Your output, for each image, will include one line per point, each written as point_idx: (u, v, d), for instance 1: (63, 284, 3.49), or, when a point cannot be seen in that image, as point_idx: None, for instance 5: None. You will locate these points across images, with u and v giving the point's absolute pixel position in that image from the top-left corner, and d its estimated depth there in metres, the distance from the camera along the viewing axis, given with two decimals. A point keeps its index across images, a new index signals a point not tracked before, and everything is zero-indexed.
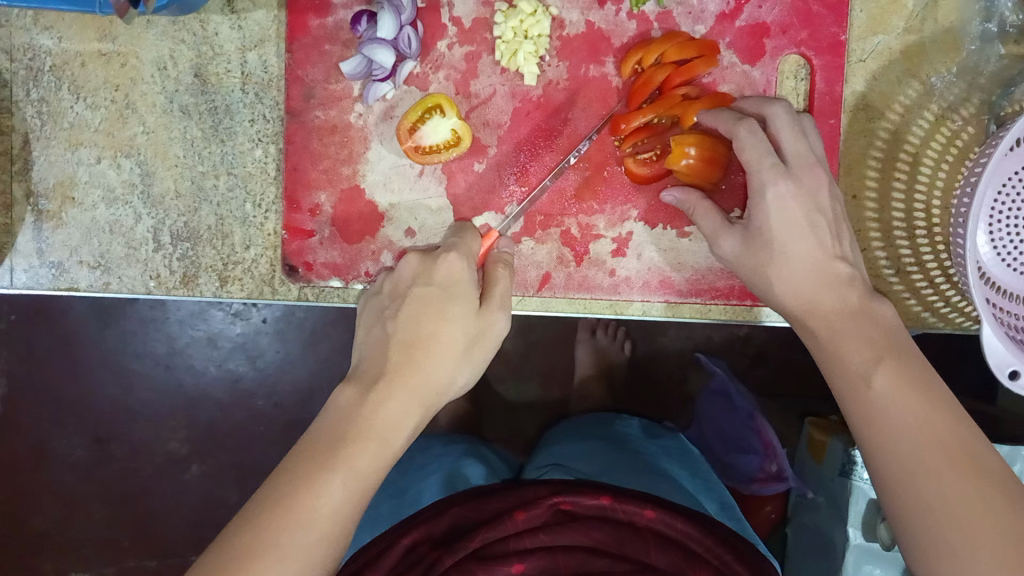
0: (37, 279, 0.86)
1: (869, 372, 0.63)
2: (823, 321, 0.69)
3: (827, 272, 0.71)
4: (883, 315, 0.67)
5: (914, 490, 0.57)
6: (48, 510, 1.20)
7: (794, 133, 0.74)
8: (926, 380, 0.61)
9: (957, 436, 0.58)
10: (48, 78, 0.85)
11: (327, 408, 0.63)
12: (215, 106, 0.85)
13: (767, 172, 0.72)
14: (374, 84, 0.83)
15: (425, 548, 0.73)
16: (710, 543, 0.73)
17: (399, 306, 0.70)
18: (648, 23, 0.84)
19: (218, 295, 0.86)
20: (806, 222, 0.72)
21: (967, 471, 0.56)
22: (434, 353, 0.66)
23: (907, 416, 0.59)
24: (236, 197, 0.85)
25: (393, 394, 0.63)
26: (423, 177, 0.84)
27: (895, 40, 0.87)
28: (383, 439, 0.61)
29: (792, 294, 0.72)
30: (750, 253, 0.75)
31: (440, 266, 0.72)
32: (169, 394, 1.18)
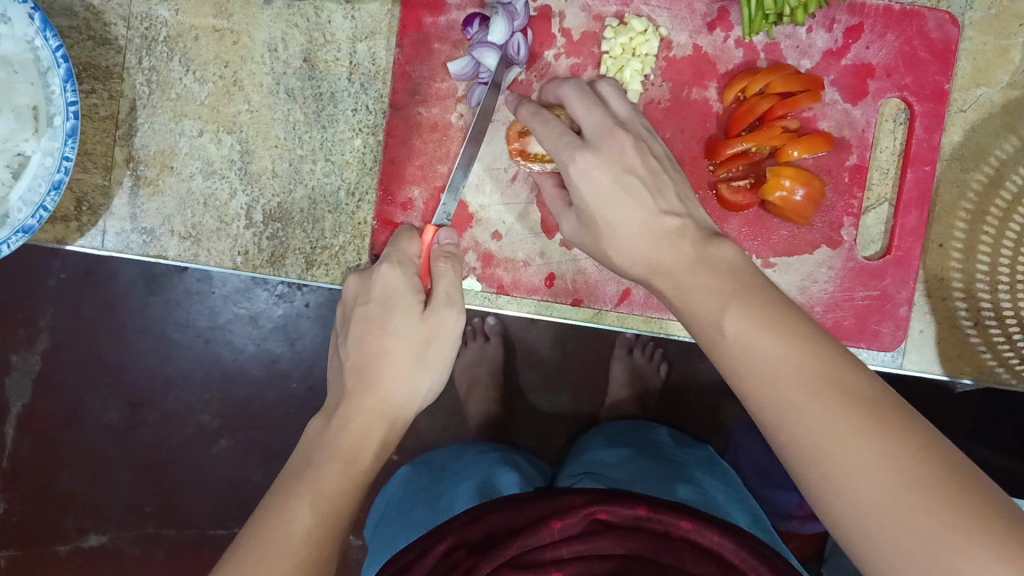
0: (127, 244, 0.88)
1: (720, 321, 0.54)
2: (669, 286, 0.60)
3: (653, 225, 0.62)
4: (722, 257, 0.58)
5: (804, 467, 0.48)
6: (70, 472, 1.16)
7: (588, 105, 0.68)
8: (798, 330, 0.51)
9: (831, 388, 0.48)
10: (162, 49, 0.87)
11: (299, 448, 0.64)
12: (321, 92, 0.87)
13: (564, 146, 0.65)
14: (478, 87, 0.84)
15: (460, 554, 0.68)
16: (752, 558, 0.68)
17: (348, 335, 0.71)
18: (755, 53, 0.84)
19: (302, 278, 0.88)
20: (613, 182, 0.63)
21: (862, 437, 0.46)
22: (382, 366, 0.67)
23: (767, 370, 0.50)
24: (332, 183, 0.87)
25: (353, 415, 0.65)
26: (515, 182, 0.85)
27: (998, 93, 0.87)
28: (348, 457, 0.61)
29: (629, 255, 0.63)
30: (587, 230, 0.67)
31: (376, 280, 0.72)
32: (208, 367, 1.14)
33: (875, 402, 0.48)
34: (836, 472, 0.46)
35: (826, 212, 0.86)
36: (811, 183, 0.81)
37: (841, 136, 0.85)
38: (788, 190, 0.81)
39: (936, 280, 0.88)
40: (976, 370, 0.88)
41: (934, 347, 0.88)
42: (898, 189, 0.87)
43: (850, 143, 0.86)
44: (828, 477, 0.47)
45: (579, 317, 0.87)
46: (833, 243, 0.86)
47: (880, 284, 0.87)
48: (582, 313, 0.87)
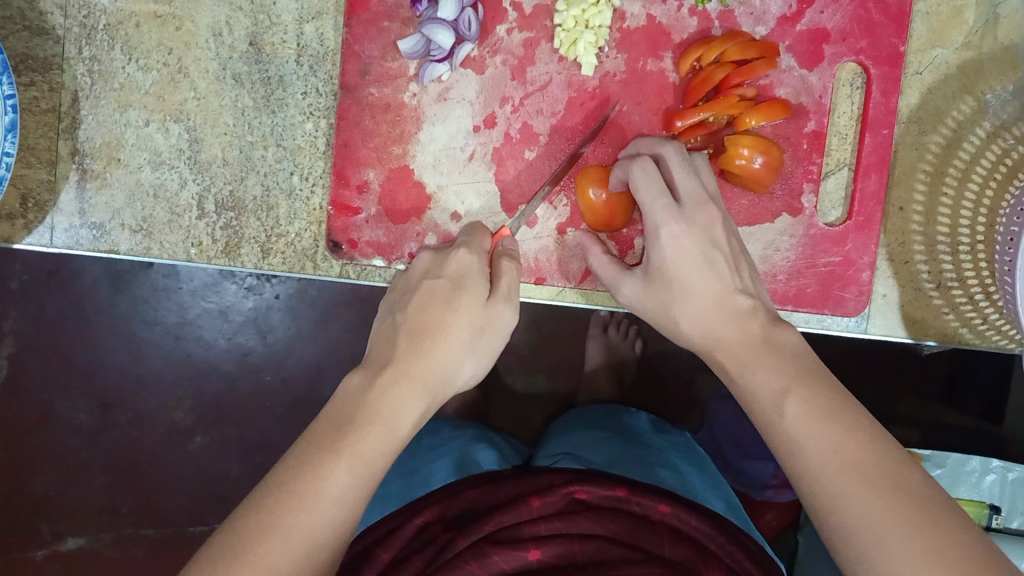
0: (76, 240, 0.85)
1: (780, 401, 0.56)
2: (728, 356, 0.64)
3: (725, 305, 0.66)
4: (787, 340, 0.62)
5: (843, 518, 0.49)
6: (40, 476, 1.14)
7: (685, 174, 0.71)
8: (847, 408, 0.54)
9: (876, 454, 0.51)
10: (102, 37, 0.84)
11: (336, 396, 0.58)
12: (269, 76, 0.84)
13: (660, 212, 0.68)
14: (431, 64, 0.82)
15: (437, 528, 0.74)
16: (723, 540, 0.74)
17: (409, 300, 0.65)
18: (709, 22, 0.83)
19: (259, 267, 0.86)
20: (701, 257, 0.67)
21: (895, 495, 0.48)
22: (446, 344, 0.61)
23: (824, 442, 0.52)
24: (284, 169, 0.85)
25: (397, 382, 0.58)
26: (472, 161, 0.84)
27: (953, 54, 0.86)
28: (386, 426, 0.56)
29: (696, 326, 0.67)
30: (649, 289, 0.71)
31: (451, 260, 0.68)
32: (176, 364, 1.12)
33: (903, 465, 0.50)
34: (878, 533, 0.47)
35: (786, 181, 0.86)
36: (770, 151, 0.81)
37: (799, 103, 0.85)
38: (746, 159, 0.80)
39: (897, 244, 0.88)
40: (940, 333, 0.88)
41: (898, 311, 0.88)
42: (857, 154, 0.86)
43: (807, 109, 0.85)
44: (869, 535, 0.47)
45: (543, 295, 0.86)
46: (794, 211, 0.86)
47: (841, 250, 0.87)
48: (546, 292, 0.86)
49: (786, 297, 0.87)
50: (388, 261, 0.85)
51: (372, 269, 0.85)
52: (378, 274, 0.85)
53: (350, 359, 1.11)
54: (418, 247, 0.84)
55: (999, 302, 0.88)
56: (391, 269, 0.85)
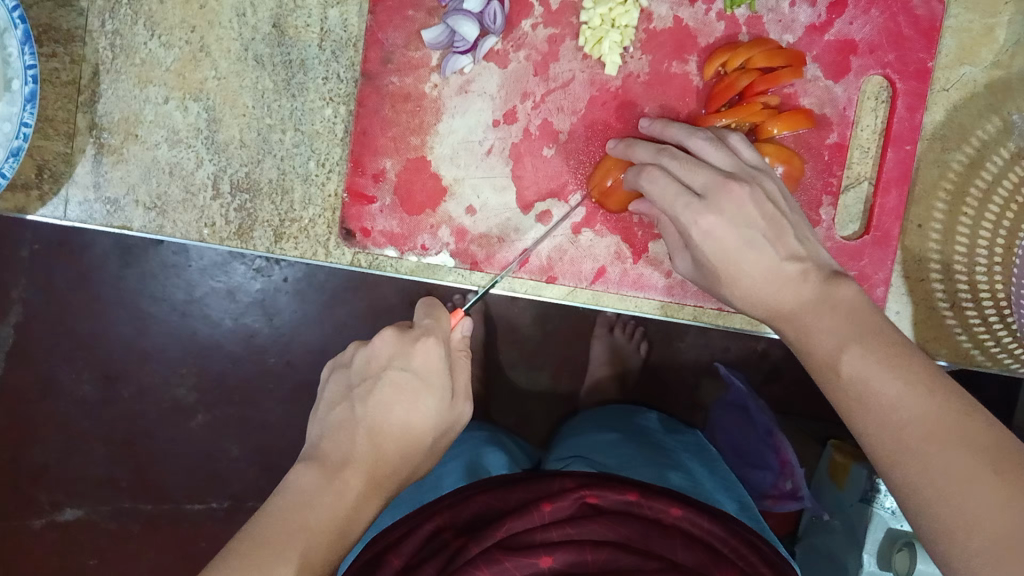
0: (90, 214, 0.85)
1: (837, 359, 0.57)
2: (790, 319, 0.64)
3: (778, 276, 0.66)
4: (846, 297, 0.62)
5: (903, 470, 0.50)
6: (42, 443, 1.14)
7: (691, 170, 0.70)
8: (907, 358, 0.54)
9: (940, 408, 0.50)
10: (125, 11, 0.84)
11: (281, 491, 0.58)
12: (291, 60, 0.84)
13: (684, 214, 0.69)
14: (454, 55, 0.81)
15: (449, 535, 0.72)
16: (736, 543, 0.72)
17: (372, 390, 0.63)
18: (737, 27, 0.82)
19: (271, 251, 0.86)
20: (742, 245, 0.67)
21: (960, 450, 0.48)
22: (401, 446, 0.62)
23: (882, 395, 0.53)
24: (301, 153, 0.85)
25: (355, 486, 0.59)
26: (490, 156, 0.83)
27: (982, 73, 0.85)
28: (338, 532, 0.57)
29: (756, 302, 0.68)
30: (704, 275, 0.72)
31: (418, 351, 0.64)
32: (183, 340, 1.12)
33: (966, 412, 0.50)
34: (942, 486, 0.47)
35: (808, 193, 0.85)
36: (791, 161, 0.80)
37: (822, 113, 0.84)
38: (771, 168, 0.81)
39: (914, 262, 0.87)
40: (951, 352, 0.87)
41: (911, 329, 0.87)
42: (878, 168, 0.85)
43: (831, 121, 0.84)
44: (931, 488, 0.48)
45: (554, 294, 0.85)
46: (811, 223, 0.85)
47: (858, 264, 0.86)
48: (557, 291, 0.85)
49: None
50: (401, 252, 0.84)
51: (384, 259, 0.85)
52: (389, 265, 0.85)
53: (355, 346, 1.12)
54: (431, 239, 0.84)
55: (1013, 325, 0.87)
56: (403, 260, 0.85)
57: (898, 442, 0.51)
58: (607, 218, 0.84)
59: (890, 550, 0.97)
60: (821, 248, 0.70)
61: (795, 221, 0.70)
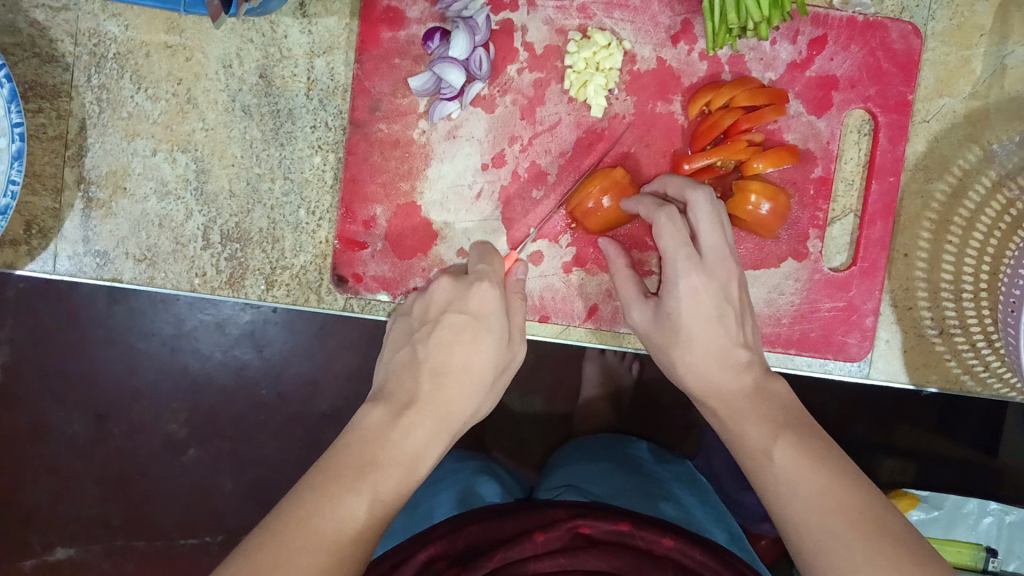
0: (80, 267, 0.85)
1: (770, 446, 0.60)
2: (723, 403, 0.68)
3: (726, 357, 0.70)
4: (780, 392, 0.66)
5: (827, 558, 0.52)
6: (33, 483, 1.13)
7: (712, 225, 0.72)
8: (829, 452, 0.58)
9: (864, 503, 0.54)
10: (111, 66, 0.84)
11: (355, 429, 0.60)
12: (278, 109, 0.84)
13: (683, 263, 0.71)
14: (441, 102, 0.82)
15: (443, 563, 0.71)
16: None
17: (432, 331, 0.69)
18: (719, 66, 0.84)
19: (262, 298, 0.86)
20: (715, 315, 0.71)
21: (882, 541, 0.51)
22: (462, 385, 0.65)
23: (812, 485, 0.56)
24: (291, 202, 0.85)
25: (423, 424, 0.62)
26: (480, 200, 0.84)
27: (960, 103, 0.87)
28: (410, 466, 0.59)
29: (695, 375, 0.72)
30: (656, 334, 0.74)
31: (473, 293, 0.70)
32: (174, 376, 1.11)
33: (885, 511, 0.54)
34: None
35: (795, 225, 0.86)
36: (777, 198, 0.81)
37: (806, 148, 0.85)
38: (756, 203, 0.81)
39: (901, 290, 0.88)
40: (941, 378, 0.88)
41: (901, 356, 0.88)
42: (863, 201, 0.86)
43: (815, 155, 0.85)
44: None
45: (546, 333, 0.86)
46: (799, 255, 0.86)
47: (846, 295, 0.87)
48: (549, 329, 0.86)
49: (819, 342, 0.87)
50: (393, 297, 0.84)
51: (376, 303, 0.85)
52: (382, 309, 0.86)
53: (346, 376, 1.10)
54: (423, 282, 0.84)
55: (1000, 349, 0.88)
56: (396, 304, 0.85)
57: (823, 528, 0.54)
58: (598, 257, 0.84)
59: None
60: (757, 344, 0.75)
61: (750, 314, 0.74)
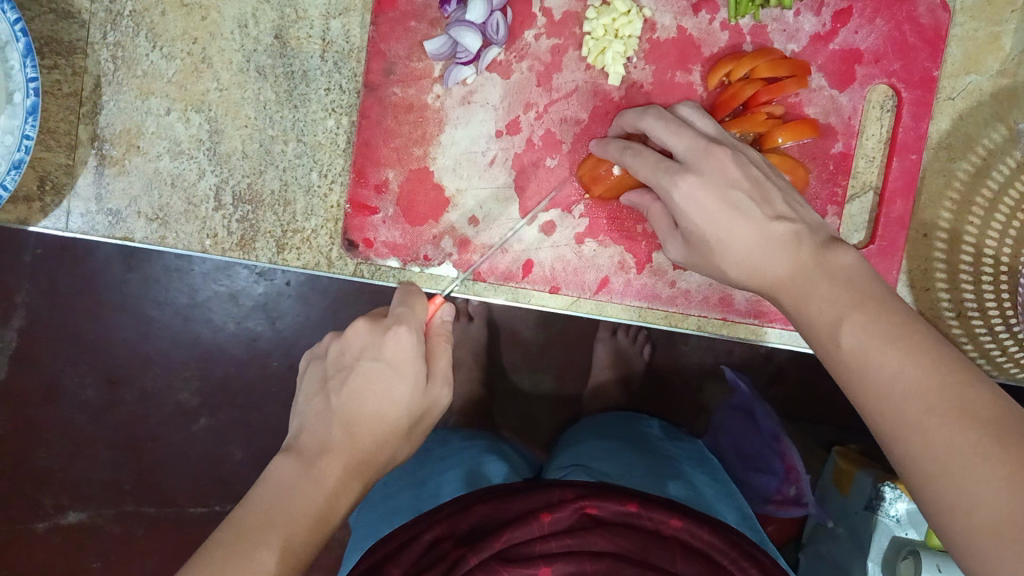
0: (93, 225, 0.85)
1: (837, 328, 0.56)
2: (785, 287, 0.63)
3: (770, 237, 0.65)
4: (841, 262, 0.61)
5: (906, 444, 0.50)
6: (46, 448, 1.13)
7: (675, 134, 0.71)
8: (905, 329, 0.53)
9: (939, 377, 0.50)
10: (127, 23, 0.84)
11: (261, 481, 0.58)
12: (292, 71, 0.84)
13: (667, 177, 0.69)
14: (456, 67, 0.81)
15: (448, 544, 0.70)
16: (736, 555, 0.70)
17: (344, 380, 0.62)
18: (741, 37, 0.82)
19: (274, 262, 0.86)
20: (726, 205, 0.66)
21: (962, 422, 0.48)
22: (376, 435, 0.61)
23: (882, 369, 0.52)
24: (304, 164, 0.85)
25: (334, 474, 0.58)
26: (493, 167, 0.83)
27: (988, 81, 0.85)
28: (320, 513, 0.56)
29: (750, 270, 0.66)
30: (696, 251, 0.70)
31: (388, 341, 0.63)
32: (186, 345, 1.11)
33: (965, 383, 0.49)
34: (942, 464, 0.48)
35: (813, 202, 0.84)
36: (796, 171, 0.80)
37: (827, 123, 0.84)
38: None
39: (920, 271, 0.86)
40: None
41: None
42: (884, 177, 0.85)
43: (836, 130, 0.84)
44: (933, 465, 0.48)
45: (556, 304, 0.84)
46: None
47: None
48: (560, 301, 0.85)
49: None
50: (403, 263, 0.84)
51: (386, 269, 0.85)
52: (392, 275, 0.85)
53: None
54: (434, 250, 0.84)
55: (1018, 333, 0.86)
56: (406, 270, 0.84)
57: (899, 414, 0.50)
58: (611, 228, 0.84)
59: (896, 559, 0.94)
60: (811, 214, 0.69)
61: (782, 188, 0.69)
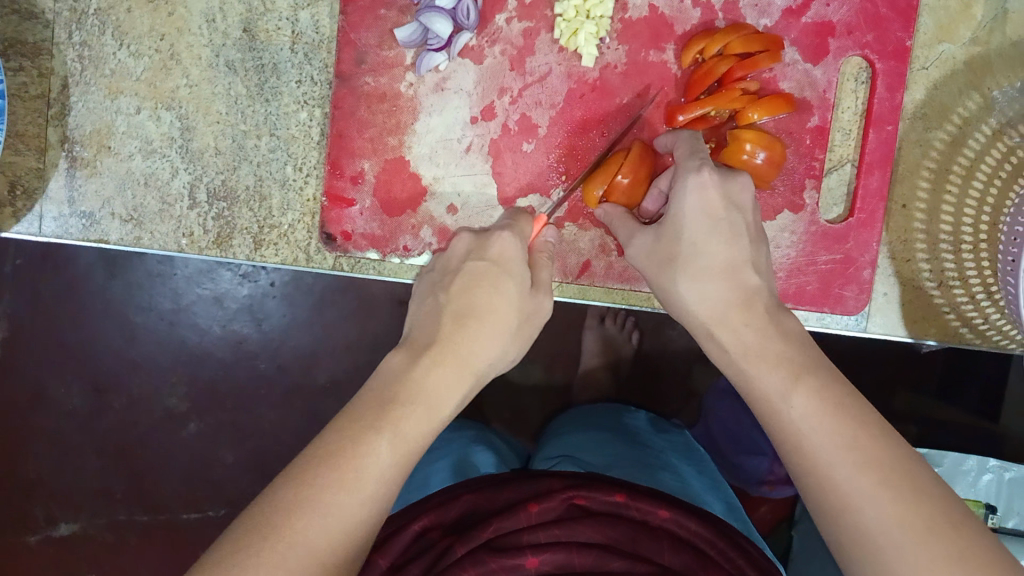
0: (66, 229, 0.84)
1: (789, 394, 0.55)
2: (734, 337, 0.62)
3: (737, 277, 0.65)
4: (791, 329, 0.61)
5: (858, 521, 0.49)
6: (32, 459, 1.12)
7: None
8: (857, 403, 0.53)
9: (893, 457, 0.50)
10: (92, 22, 0.82)
11: (378, 372, 0.60)
12: (263, 64, 0.83)
13: (694, 162, 0.70)
14: (428, 54, 0.81)
15: (436, 534, 0.70)
16: (724, 546, 0.69)
17: (454, 280, 0.67)
18: (713, 13, 0.82)
19: (251, 259, 0.85)
20: (720, 220, 0.66)
21: (915, 500, 0.48)
22: (487, 331, 0.63)
23: (836, 440, 0.51)
24: (277, 159, 0.84)
25: (445, 366, 0.60)
26: (469, 154, 0.82)
27: (960, 50, 0.85)
28: (430, 406, 0.57)
29: (701, 298, 0.65)
30: (657, 254, 0.70)
31: (493, 242, 0.69)
32: (171, 349, 1.10)
33: (915, 467, 0.50)
34: (898, 536, 0.47)
35: (791, 177, 0.84)
36: (773, 147, 0.79)
37: (802, 97, 0.83)
38: (751, 153, 0.80)
39: (900, 242, 0.86)
40: (940, 332, 0.87)
41: (899, 308, 0.87)
42: (861, 149, 0.85)
43: (811, 104, 0.83)
44: (887, 537, 0.47)
45: None
46: (795, 207, 0.85)
47: (843, 247, 0.85)
48: None
49: (816, 297, 0.86)
50: (383, 255, 0.83)
51: (366, 262, 0.84)
52: (372, 268, 0.84)
53: (343, 347, 1.09)
54: (413, 240, 0.83)
55: (1000, 300, 0.86)
56: (386, 262, 0.84)
57: (854, 488, 0.49)
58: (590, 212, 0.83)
59: None
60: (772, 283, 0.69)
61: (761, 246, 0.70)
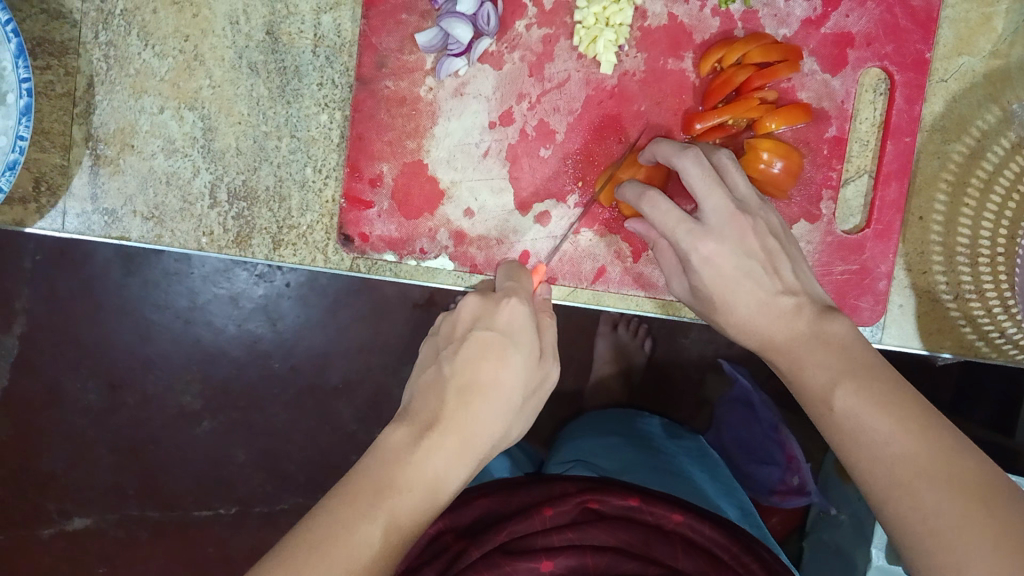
0: (89, 225, 0.85)
1: (830, 394, 0.56)
2: (781, 354, 0.63)
3: (772, 307, 0.65)
4: (837, 333, 0.61)
5: (900, 515, 0.48)
6: (48, 453, 1.13)
7: (708, 186, 0.68)
8: (902, 397, 0.52)
9: (930, 445, 0.49)
10: (118, 22, 0.84)
11: (373, 451, 0.54)
12: (285, 67, 0.84)
13: (685, 238, 0.68)
14: (448, 58, 0.81)
15: (450, 538, 0.71)
16: (737, 551, 0.70)
17: (458, 350, 0.60)
18: (732, 23, 0.82)
19: (270, 258, 0.86)
20: (738, 275, 0.67)
21: (950, 487, 0.46)
22: (494, 410, 0.57)
23: (874, 433, 0.51)
24: (298, 160, 0.85)
25: (447, 446, 0.54)
26: (487, 158, 0.83)
27: (980, 62, 0.84)
28: (428, 491, 0.53)
29: (748, 331, 0.67)
30: (699, 300, 0.72)
31: (502, 310, 0.62)
32: (187, 347, 1.10)
33: (959, 454, 0.48)
34: (933, 524, 0.46)
35: (808, 188, 0.85)
36: (789, 156, 0.79)
37: (820, 107, 0.84)
38: (767, 161, 0.80)
39: (916, 254, 0.86)
40: (955, 344, 0.86)
41: (914, 320, 0.87)
42: (878, 160, 0.85)
43: (829, 114, 0.84)
44: (923, 526, 0.46)
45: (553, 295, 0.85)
46: (811, 217, 0.85)
47: (859, 258, 0.85)
48: (556, 292, 0.85)
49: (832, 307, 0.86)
50: (399, 256, 0.84)
51: (383, 264, 0.85)
52: (389, 269, 0.85)
53: (356, 349, 1.10)
54: (429, 243, 0.84)
55: (1016, 315, 0.86)
56: (402, 264, 0.84)
57: (895, 481, 0.49)
58: (606, 219, 0.83)
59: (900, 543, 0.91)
60: (815, 283, 0.69)
61: (793, 256, 0.69)
